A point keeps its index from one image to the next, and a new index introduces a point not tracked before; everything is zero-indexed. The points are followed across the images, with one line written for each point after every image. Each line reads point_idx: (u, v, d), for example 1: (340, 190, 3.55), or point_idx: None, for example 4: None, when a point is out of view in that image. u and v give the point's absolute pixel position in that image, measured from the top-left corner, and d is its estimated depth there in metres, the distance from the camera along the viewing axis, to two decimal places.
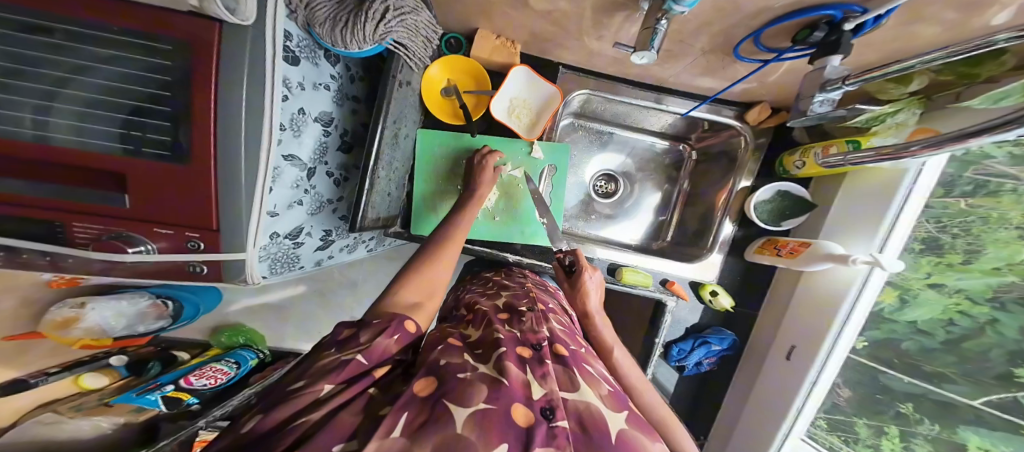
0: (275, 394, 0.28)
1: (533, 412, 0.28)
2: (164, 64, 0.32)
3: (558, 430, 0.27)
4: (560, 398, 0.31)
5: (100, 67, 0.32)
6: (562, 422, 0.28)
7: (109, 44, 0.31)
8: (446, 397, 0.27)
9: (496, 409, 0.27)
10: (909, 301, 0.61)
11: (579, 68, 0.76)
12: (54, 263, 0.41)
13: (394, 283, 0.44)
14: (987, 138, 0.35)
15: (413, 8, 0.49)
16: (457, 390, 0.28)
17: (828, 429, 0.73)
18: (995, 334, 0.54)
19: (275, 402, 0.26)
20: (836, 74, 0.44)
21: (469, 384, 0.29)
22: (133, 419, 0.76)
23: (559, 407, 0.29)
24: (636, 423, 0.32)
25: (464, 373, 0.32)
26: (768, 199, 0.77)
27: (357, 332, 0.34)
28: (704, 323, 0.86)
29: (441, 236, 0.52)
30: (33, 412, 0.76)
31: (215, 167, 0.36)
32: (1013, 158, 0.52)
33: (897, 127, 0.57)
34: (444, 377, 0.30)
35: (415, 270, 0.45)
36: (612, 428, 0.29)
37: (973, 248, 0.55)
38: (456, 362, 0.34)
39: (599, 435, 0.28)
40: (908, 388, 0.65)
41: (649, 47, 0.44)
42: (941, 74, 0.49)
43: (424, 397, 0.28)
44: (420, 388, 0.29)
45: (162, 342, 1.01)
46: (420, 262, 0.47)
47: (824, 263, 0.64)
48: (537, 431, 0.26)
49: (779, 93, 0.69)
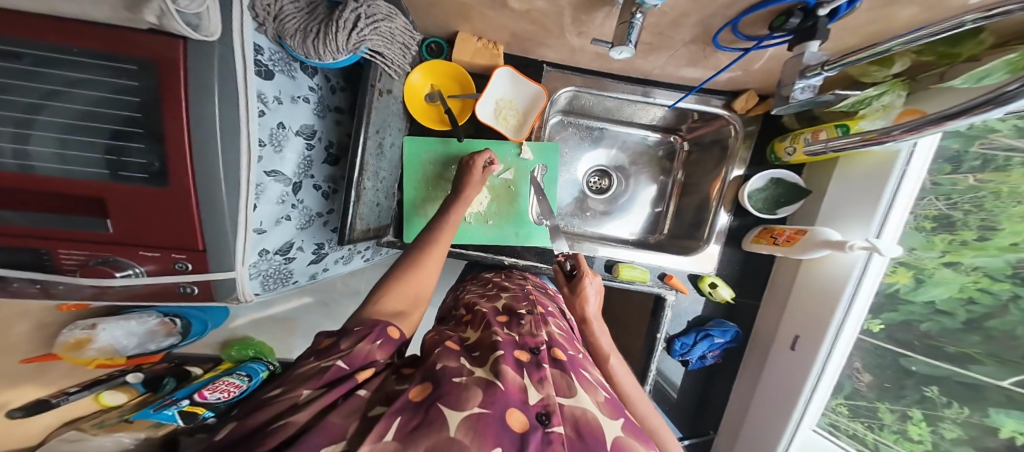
0: (251, 403, 0.27)
1: (528, 417, 0.28)
2: (132, 85, 0.32)
3: (553, 436, 0.26)
4: (556, 403, 0.30)
5: (71, 91, 0.31)
6: (558, 428, 0.27)
7: (78, 68, 0.30)
8: (441, 400, 0.27)
9: (491, 414, 0.26)
10: (925, 281, 0.59)
11: (564, 65, 0.76)
12: (46, 290, 0.42)
13: (375, 292, 0.43)
14: (961, 121, 0.35)
15: (387, 15, 0.49)
16: (452, 393, 0.28)
17: (849, 416, 0.69)
18: (1020, 311, 0.51)
19: (250, 411, 0.26)
20: (815, 60, 0.44)
21: (464, 388, 0.29)
22: (152, 434, 0.83)
23: (555, 412, 0.29)
24: (632, 431, 0.31)
25: (460, 377, 0.31)
26: (762, 187, 0.75)
27: (337, 340, 0.34)
28: (706, 315, 0.84)
29: (424, 240, 0.52)
30: (60, 429, 0.84)
31: (195, 188, 0.36)
32: (1018, 130, 0.50)
33: (885, 110, 0.55)
34: (439, 381, 0.30)
35: (398, 279, 0.45)
36: (608, 436, 0.29)
37: (986, 224, 0.54)
38: (454, 365, 0.33)
39: (595, 441, 0.27)
40: (931, 370, 0.61)
41: (627, 41, 0.45)
42: (921, 55, 0.48)
43: (418, 402, 0.27)
44: (415, 393, 0.28)
45: (175, 358, 1.02)
46: (401, 270, 0.46)
47: (821, 250, 0.63)
48: (531, 438, 0.26)
49: (764, 79, 0.67)
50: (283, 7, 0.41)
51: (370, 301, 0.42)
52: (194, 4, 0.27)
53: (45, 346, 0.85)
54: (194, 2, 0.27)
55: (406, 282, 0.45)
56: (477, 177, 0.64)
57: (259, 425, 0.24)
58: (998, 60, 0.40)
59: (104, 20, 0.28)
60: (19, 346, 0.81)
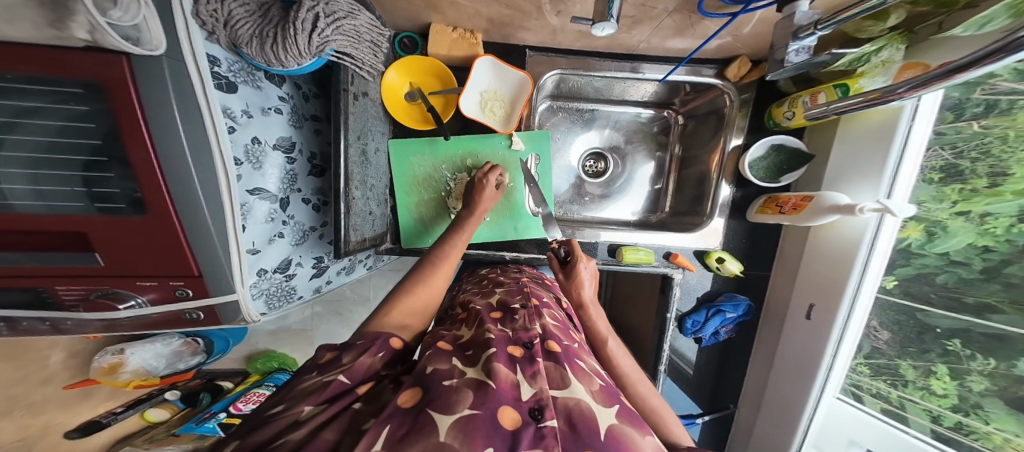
0: (254, 419, 0.27)
1: (521, 414, 0.28)
2: (84, 110, 0.31)
3: (546, 430, 0.26)
4: (550, 397, 0.30)
5: (27, 122, 0.31)
6: (551, 421, 0.27)
7: (23, 98, 0.30)
8: (431, 406, 0.26)
9: (482, 415, 0.26)
10: (938, 233, 0.57)
11: (546, 48, 0.73)
12: (55, 325, 0.44)
13: (383, 304, 0.43)
14: (975, 71, 0.31)
15: (348, 12, 0.47)
16: (443, 398, 0.27)
17: (870, 375, 0.67)
18: None
19: (251, 429, 0.25)
20: (807, 20, 0.42)
21: (455, 391, 0.28)
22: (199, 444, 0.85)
23: (548, 406, 0.28)
24: (627, 417, 0.31)
25: (450, 380, 0.30)
26: (762, 156, 0.72)
27: (339, 354, 0.33)
28: (716, 290, 0.82)
29: (430, 256, 0.52)
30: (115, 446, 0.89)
31: (175, 211, 0.37)
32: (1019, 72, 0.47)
33: (884, 65, 0.52)
34: (429, 385, 0.29)
35: (409, 290, 0.46)
36: (601, 424, 0.28)
37: (996, 171, 0.50)
38: (444, 368, 0.32)
39: (589, 432, 0.27)
40: (950, 322, 0.57)
41: (608, 16, 0.44)
42: (917, 5, 0.45)
43: (408, 409, 0.26)
44: (405, 399, 0.27)
45: (207, 374, 1.08)
46: (412, 282, 0.47)
47: (830, 215, 0.60)
48: (523, 434, 0.25)
49: (756, 43, 0.64)
50: (231, 11, 0.39)
51: (381, 313, 0.42)
52: (126, 14, 0.27)
53: (82, 372, 0.90)
54: (127, 11, 0.27)
55: (413, 294, 0.45)
56: (488, 192, 0.63)
57: (253, 446, 0.23)
58: (998, 5, 0.36)
59: (28, 39, 0.26)
60: (58, 375, 0.85)
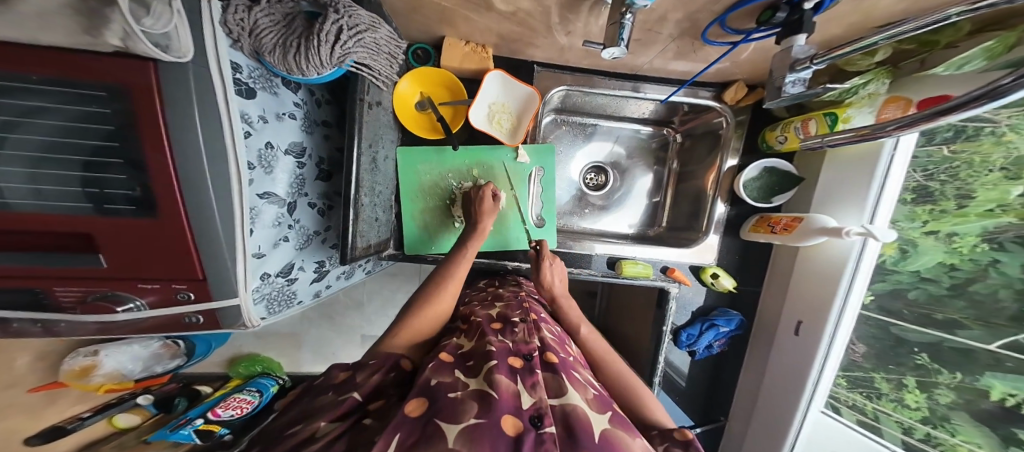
0: (271, 439, 0.27)
1: (523, 421, 0.28)
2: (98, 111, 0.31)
3: (546, 435, 0.27)
4: (548, 405, 0.31)
5: (30, 121, 0.30)
6: (550, 428, 0.28)
7: (27, 96, 0.29)
8: (439, 416, 0.27)
9: (486, 423, 0.26)
10: (910, 251, 0.60)
11: (552, 65, 0.76)
12: (47, 328, 0.43)
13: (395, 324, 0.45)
14: (957, 115, 0.34)
15: (370, 25, 0.48)
16: (448, 409, 0.28)
17: (848, 387, 0.70)
18: (999, 275, 0.51)
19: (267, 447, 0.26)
20: (803, 54, 0.46)
21: (460, 403, 0.29)
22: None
23: (547, 413, 0.30)
24: (618, 422, 0.32)
25: (455, 392, 0.31)
26: (756, 176, 0.76)
27: (353, 374, 0.33)
28: (710, 305, 0.85)
29: (441, 274, 0.52)
30: None
31: (187, 216, 0.36)
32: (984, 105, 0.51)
33: (869, 97, 0.57)
34: (435, 397, 0.29)
35: (418, 312, 0.47)
36: (596, 428, 0.30)
37: (963, 193, 0.54)
38: (449, 380, 0.33)
39: (585, 435, 0.28)
40: (921, 337, 0.61)
41: (617, 40, 0.46)
42: (902, 44, 0.48)
43: (416, 418, 0.27)
44: (411, 408, 0.28)
45: (184, 378, 1.04)
46: (420, 304, 0.47)
47: (818, 236, 0.64)
48: (525, 438, 0.26)
49: (752, 71, 0.68)
50: (257, 20, 0.39)
51: (389, 336, 0.43)
52: (159, 22, 0.27)
53: (52, 375, 0.86)
54: (160, 20, 0.27)
55: (422, 316, 0.47)
56: (489, 209, 0.63)
57: None
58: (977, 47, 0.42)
59: (57, 43, 0.26)
60: (24, 379, 0.80)
